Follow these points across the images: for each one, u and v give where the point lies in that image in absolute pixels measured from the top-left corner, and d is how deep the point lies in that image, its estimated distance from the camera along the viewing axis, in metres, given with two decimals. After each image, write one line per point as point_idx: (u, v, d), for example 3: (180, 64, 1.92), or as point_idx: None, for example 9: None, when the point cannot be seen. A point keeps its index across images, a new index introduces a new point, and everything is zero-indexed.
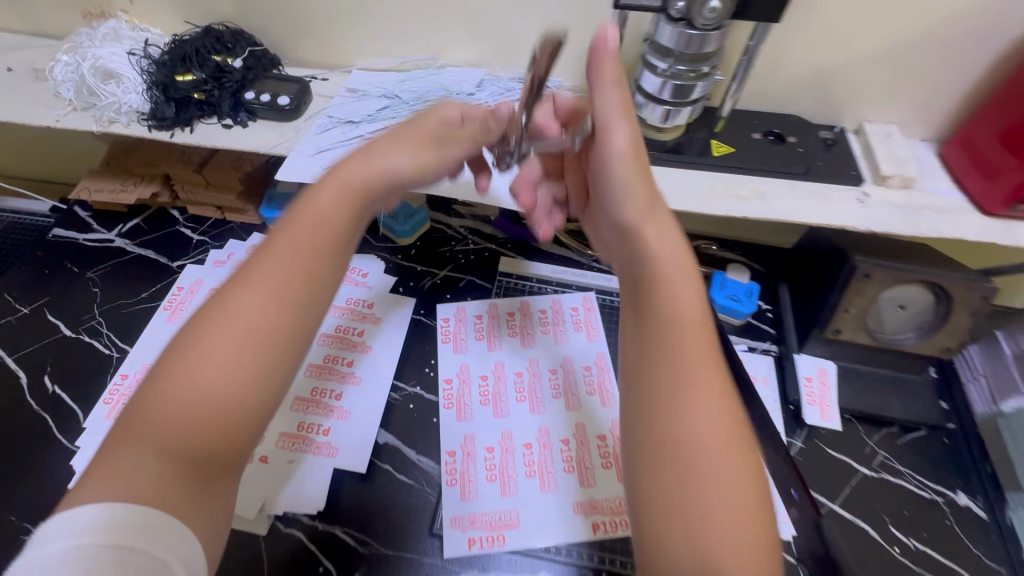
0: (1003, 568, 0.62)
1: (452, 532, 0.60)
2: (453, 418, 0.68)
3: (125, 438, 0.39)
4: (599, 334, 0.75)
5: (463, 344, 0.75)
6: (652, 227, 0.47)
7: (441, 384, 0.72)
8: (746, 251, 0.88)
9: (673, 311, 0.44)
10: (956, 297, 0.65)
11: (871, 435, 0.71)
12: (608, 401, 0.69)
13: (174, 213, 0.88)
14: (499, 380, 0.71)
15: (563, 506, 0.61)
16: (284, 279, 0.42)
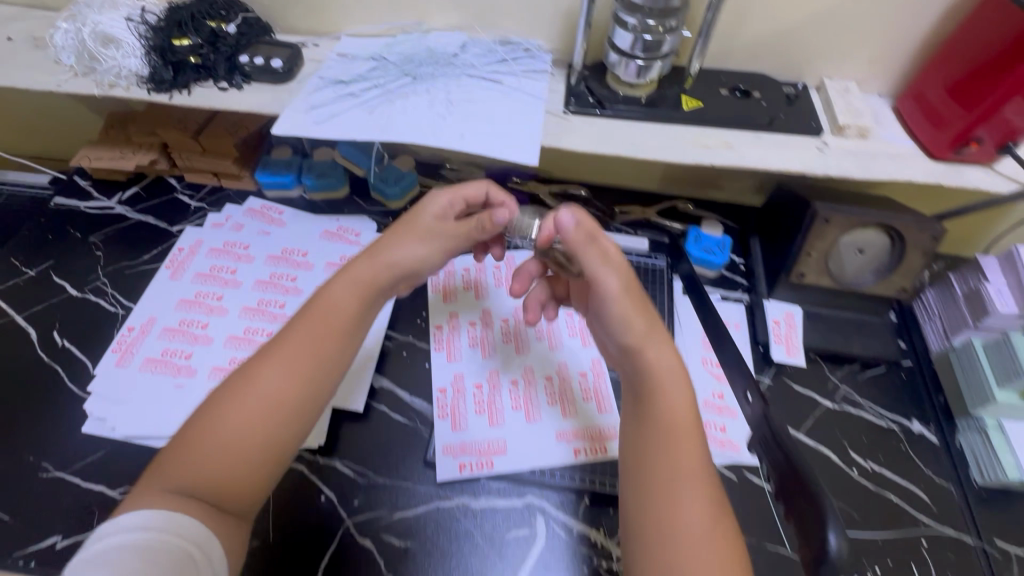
0: (950, 484, 0.68)
1: (444, 458, 0.65)
2: (445, 359, 0.74)
3: (165, 470, 0.49)
4: None
5: (453, 296, 0.80)
6: (652, 347, 0.52)
7: (432, 331, 0.77)
8: (722, 210, 0.93)
9: (665, 418, 0.50)
10: (909, 238, 0.70)
11: (834, 372, 0.76)
12: (588, 343, 0.75)
13: (172, 181, 0.91)
14: (487, 326, 0.77)
15: (547, 435, 0.67)
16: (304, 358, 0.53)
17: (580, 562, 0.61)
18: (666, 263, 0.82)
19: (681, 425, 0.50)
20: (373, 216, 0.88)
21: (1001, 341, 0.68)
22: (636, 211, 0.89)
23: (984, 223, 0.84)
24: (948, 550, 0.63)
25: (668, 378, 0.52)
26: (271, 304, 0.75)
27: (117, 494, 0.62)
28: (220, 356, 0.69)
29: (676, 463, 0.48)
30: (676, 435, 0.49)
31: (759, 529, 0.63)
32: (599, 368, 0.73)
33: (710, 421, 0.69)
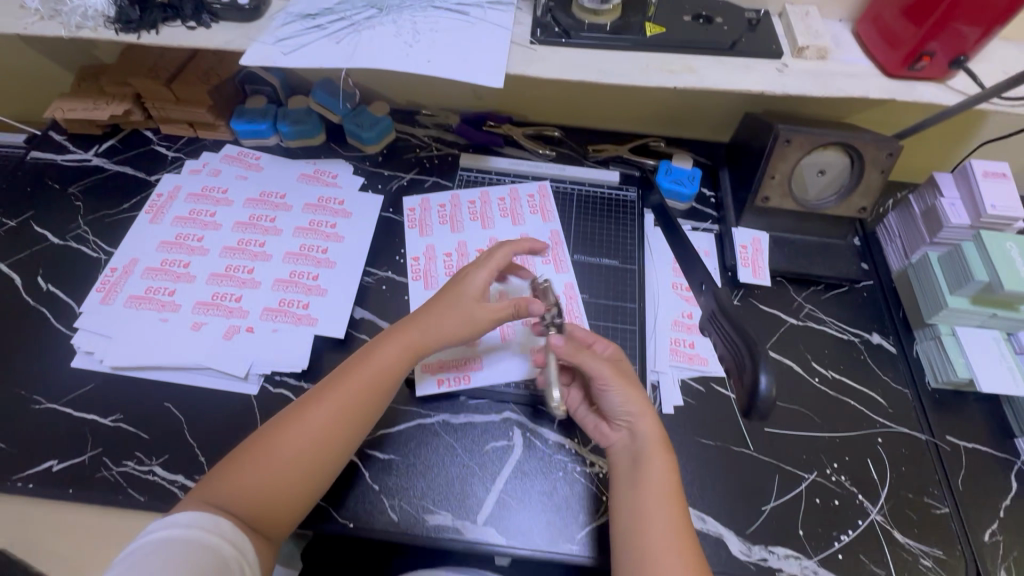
0: (906, 389, 0.72)
1: (423, 375, 0.68)
2: (421, 288, 0.76)
3: (215, 483, 0.52)
4: (553, 215, 0.82)
5: (429, 229, 0.81)
6: (645, 420, 0.59)
7: (409, 263, 0.78)
8: (694, 147, 0.94)
9: (651, 483, 0.56)
10: (867, 156, 0.72)
11: (800, 293, 0.79)
12: (561, 268, 0.77)
13: (149, 133, 0.92)
14: (463, 256, 0.78)
15: (521, 351, 0.69)
16: (351, 408, 0.57)
17: (556, 468, 0.64)
18: (635, 195, 0.86)
19: (665, 488, 0.55)
20: (351, 161, 0.90)
21: (952, 253, 0.71)
22: (609, 149, 0.91)
23: (947, 145, 0.86)
24: (902, 446, 0.67)
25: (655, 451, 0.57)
26: (251, 243, 0.77)
27: (108, 421, 0.65)
28: (203, 291, 0.72)
29: (661, 519, 0.53)
30: (664, 498, 0.55)
31: (724, 433, 0.67)
32: (572, 291, 0.75)
33: (678, 338, 0.73)
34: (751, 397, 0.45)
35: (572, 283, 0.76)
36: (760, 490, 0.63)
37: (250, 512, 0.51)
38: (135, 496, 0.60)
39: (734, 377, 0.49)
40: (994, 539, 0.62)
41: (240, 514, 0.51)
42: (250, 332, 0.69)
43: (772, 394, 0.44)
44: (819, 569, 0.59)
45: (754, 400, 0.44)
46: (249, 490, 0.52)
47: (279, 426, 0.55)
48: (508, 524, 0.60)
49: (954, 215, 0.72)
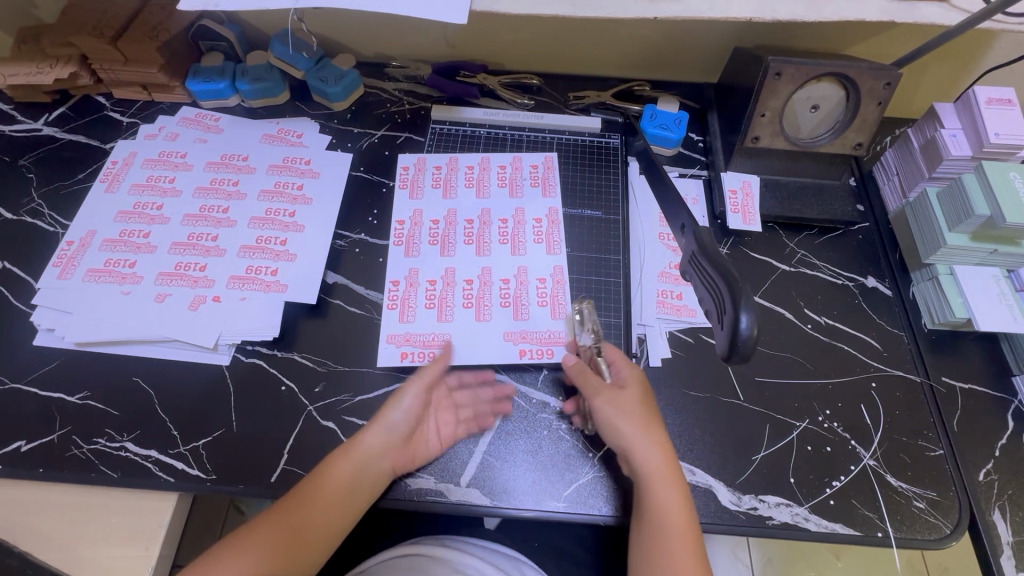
0: (903, 332, 0.69)
1: (387, 347, 0.65)
2: (401, 254, 0.72)
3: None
4: (554, 189, 0.76)
5: (419, 192, 0.77)
6: (641, 449, 0.54)
7: (392, 226, 0.74)
8: (681, 89, 0.89)
9: (663, 515, 0.52)
10: (863, 87, 0.67)
11: (792, 238, 0.76)
12: (554, 250, 0.72)
13: (101, 99, 0.86)
14: (450, 224, 0.74)
15: (493, 333, 0.66)
16: (311, 519, 0.54)
17: (541, 426, 0.62)
18: (619, 141, 0.81)
19: (679, 523, 0.52)
20: (317, 119, 0.84)
21: (952, 186, 0.67)
22: (590, 95, 0.85)
23: (948, 73, 0.81)
24: (897, 390, 0.65)
25: (665, 477, 0.53)
26: (214, 209, 0.73)
27: (76, 400, 0.62)
28: (165, 262, 0.69)
29: (677, 559, 0.50)
30: (672, 536, 0.51)
31: (714, 384, 0.65)
32: (561, 276, 0.70)
33: (666, 289, 0.70)
34: (732, 339, 0.42)
35: (563, 267, 0.70)
36: (751, 439, 0.62)
37: None
38: (108, 472, 0.59)
39: (717, 319, 0.46)
40: (989, 478, 0.61)
41: None
42: (217, 302, 0.66)
43: (756, 333, 0.41)
44: (810, 516, 0.58)
45: (736, 344, 0.42)
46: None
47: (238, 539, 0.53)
48: (495, 485, 0.59)
49: (956, 147, 0.68)
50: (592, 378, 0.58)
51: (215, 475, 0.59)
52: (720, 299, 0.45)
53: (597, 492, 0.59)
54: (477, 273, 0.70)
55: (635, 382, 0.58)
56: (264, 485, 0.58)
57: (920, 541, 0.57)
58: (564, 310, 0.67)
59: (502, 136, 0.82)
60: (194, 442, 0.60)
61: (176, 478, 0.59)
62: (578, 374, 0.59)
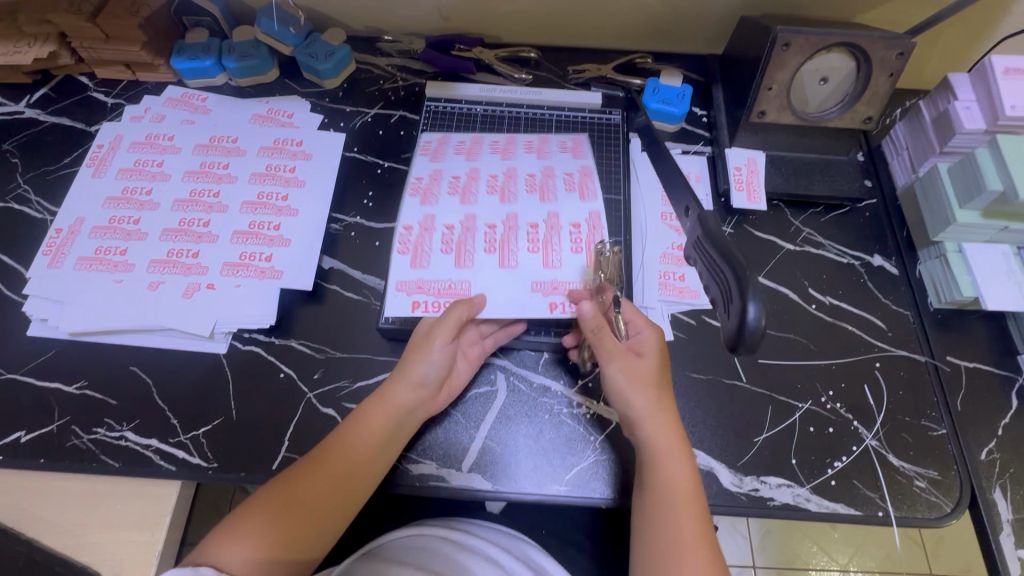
0: (909, 311, 0.68)
1: (397, 297, 0.62)
2: (418, 203, 0.68)
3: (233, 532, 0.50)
4: (585, 152, 0.73)
5: (441, 154, 0.73)
6: (653, 421, 0.53)
7: (411, 180, 0.70)
8: (685, 62, 0.85)
9: (671, 488, 0.51)
10: (874, 57, 0.64)
11: (797, 216, 0.74)
12: (587, 197, 0.69)
13: (83, 79, 0.83)
14: (473, 178, 0.70)
15: (521, 282, 0.63)
16: (353, 461, 0.53)
17: (542, 410, 0.62)
18: (620, 117, 0.78)
19: (686, 494, 0.51)
20: (308, 97, 0.81)
21: (964, 160, 0.65)
22: (590, 69, 0.82)
23: (961, 43, 0.78)
24: (901, 369, 0.65)
25: (673, 450, 0.53)
26: (204, 194, 0.71)
27: (73, 390, 0.62)
28: (157, 249, 0.67)
29: (687, 531, 0.49)
30: (684, 505, 0.51)
31: (716, 367, 0.64)
32: (596, 222, 0.67)
33: (668, 271, 0.69)
34: (738, 330, 0.41)
35: (598, 213, 0.67)
36: (753, 421, 0.62)
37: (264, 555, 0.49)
38: (109, 462, 0.59)
39: (721, 309, 0.44)
40: (991, 457, 0.61)
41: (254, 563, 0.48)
42: (211, 289, 0.65)
43: (762, 324, 0.40)
44: (811, 496, 0.58)
45: (742, 334, 0.40)
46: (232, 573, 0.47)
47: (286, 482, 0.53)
48: (496, 470, 0.59)
49: (969, 120, 0.66)
50: (608, 339, 0.56)
51: (217, 463, 0.59)
52: (726, 287, 0.43)
53: (598, 476, 0.59)
54: (502, 223, 0.67)
55: (651, 347, 0.57)
56: (266, 473, 0.59)
57: (921, 520, 0.57)
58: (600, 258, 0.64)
59: (499, 113, 0.79)
60: (194, 431, 0.60)
61: (177, 467, 0.58)
62: (596, 332, 0.57)
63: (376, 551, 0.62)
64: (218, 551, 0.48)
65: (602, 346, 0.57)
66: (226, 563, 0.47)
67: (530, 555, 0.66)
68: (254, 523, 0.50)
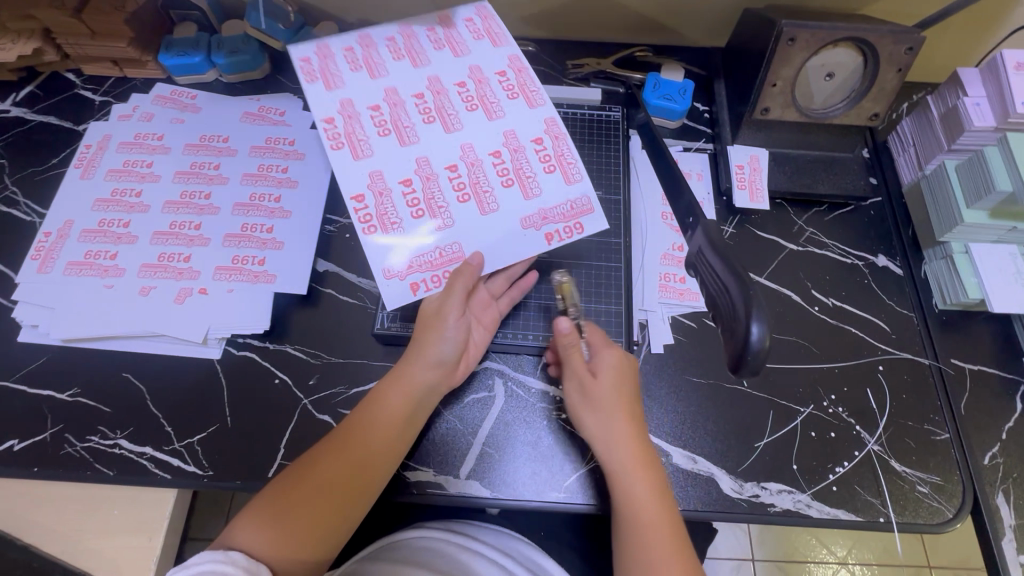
0: (913, 312, 0.67)
1: (389, 283, 0.55)
2: (349, 157, 0.55)
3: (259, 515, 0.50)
4: (505, 38, 0.61)
5: (339, 80, 0.58)
6: (602, 440, 0.55)
7: (320, 126, 0.56)
8: (686, 55, 0.83)
9: (634, 500, 0.52)
10: (882, 52, 0.62)
11: (800, 216, 0.73)
12: (535, 103, 0.59)
13: (70, 76, 0.81)
14: (395, 106, 0.58)
15: (507, 223, 0.56)
16: (374, 442, 0.53)
17: (539, 416, 0.61)
18: (620, 113, 0.76)
19: (647, 506, 0.51)
20: (301, 94, 0.80)
21: (973, 158, 0.64)
22: (589, 63, 0.80)
23: (970, 34, 0.76)
24: (904, 372, 0.64)
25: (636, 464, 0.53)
26: (195, 195, 0.70)
27: (66, 397, 0.61)
28: (148, 253, 0.66)
29: (654, 541, 0.50)
30: (646, 516, 0.51)
31: (717, 371, 0.64)
32: (557, 130, 0.59)
33: (669, 273, 0.68)
34: (741, 350, 0.39)
35: (555, 118, 0.59)
36: (754, 425, 0.61)
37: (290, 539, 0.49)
38: (104, 470, 0.58)
39: (725, 327, 0.43)
40: (994, 461, 0.60)
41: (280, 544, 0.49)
42: (204, 294, 0.64)
43: (766, 345, 0.39)
44: (812, 502, 0.58)
45: (748, 356, 0.39)
46: (258, 558, 0.48)
47: (309, 463, 0.53)
48: (493, 477, 0.58)
49: (978, 116, 0.65)
50: (575, 358, 0.57)
51: (212, 471, 0.58)
52: (728, 305, 0.42)
53: (596, 482, 0.58)
54: (460, 155, 0.57)
55: (607, 369, 0.56)
56: (262, 480, 0.58)
57: (922, 526, 0.57)
58: (577, 172, 0.58)
59: None
60: (190, 438, 0.60)
61: (172, 475, 0.58)
62: (568, 348, 0.57)
63: (389, 546, 0.63)
64: (244, 534, 0.49)
65: (570, 362, 0.58)
66: (251, 548, 0.48)
67: (517, 548, 0.66)
68: (277, 513, 0.50)
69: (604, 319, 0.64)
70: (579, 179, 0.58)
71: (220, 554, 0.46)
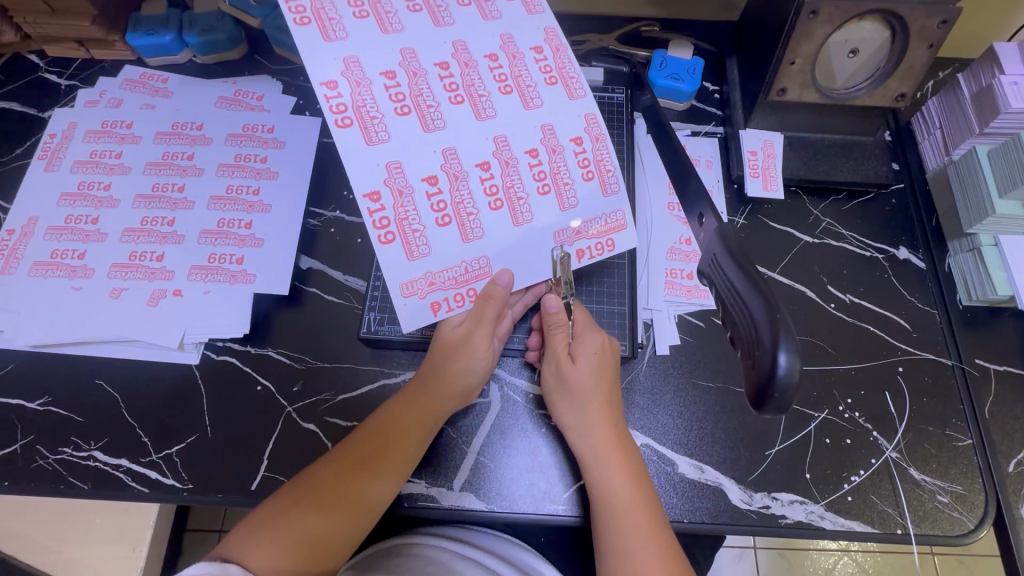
0: (936, 310, 0.63)
1: (409, 302, 0.49)
2: (361, 143, 0.47)
3: (261, 528, 0.47)
4: (541, 6, 0.53)
5: (339, 30, 0.47)
6: (575, 430, 0.53)
7: (320, 92, 0.46)
8: (695, 31, 0.77)
9: (612, 495, 0.50)
10: (912, 26, 0.56)
11: (816, 205, 0.68)
12: (575, 94, 0.53)
13: (33, 58, 0.75)
14: (416, 76, 0.49)
15: (539, 238, 0.52)
16: (385, 454, 0.51)
17: (537, 423, 0.58)
18: (624, 95, 0.70)
19: (622, 499, 0.49)
20: (280, 77, 0.74)
21: (1007, 144, 0.58)
22: (591, 39, 0.73)
23: (1006, 5, 0.69)
24: (926, 374, 0.60)
25: (611, 454, 0.51)
26: (168, 188, 0.65)
27: (36, 406, 0.58)
28: (118, 252, 0.62)
29: (630, 532, 0.48)
30: (622, 509, 0.49)
31: (726, 373, 0.60)
32: (598, 130, 0.53)
33: (675, 268, 0.63)
34: (766, 383, 0.34)
35: (597, 114, 0.53)
36: (765, 432, 0.57)
37: (295, 553, 0.46)
38: (78, 484, 0.55)
39: (745, 352, 0.37)
40: (1019, 468, 0.57)
41: (284, 559, 0.46)
42: (179, 296, 0.60)
43: (795, 379, 0.33)
44: (826, 514, 0.55)
45: (773, 389, 0.34)
46: (255, 573, 0.44)
47: (316, 475, 0.50)
48: (488, 486, 0.55)
49: (1015, 97, 0.59)
50: (558, 339, 0.55)
51: (192, 484, 0.55)
52: (751, 330, 0.36)
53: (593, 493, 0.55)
54: (492, 153, 0.51)
55: (589, 353, 0.54)
56: (244, 494, 0.55)
57: (942, 538, 0.54)
58: (615, 182, 0.53)
59: None
60: (167, 449, 0.56)
61: (150, 488, 0.55)
62: (554, 327, 0.55)
63: (379, 555, 0.60)
64: (244, 546, 0.45)
65: (551, 343, 0.56)
66: (251, 562, 0.45)
67: (519, 557, 0.62)
68: (280, 526, 0.47)
69: (606, 320, 0.60)
70: (617, 190, 0.53)
71: (217, 565, 0.42)
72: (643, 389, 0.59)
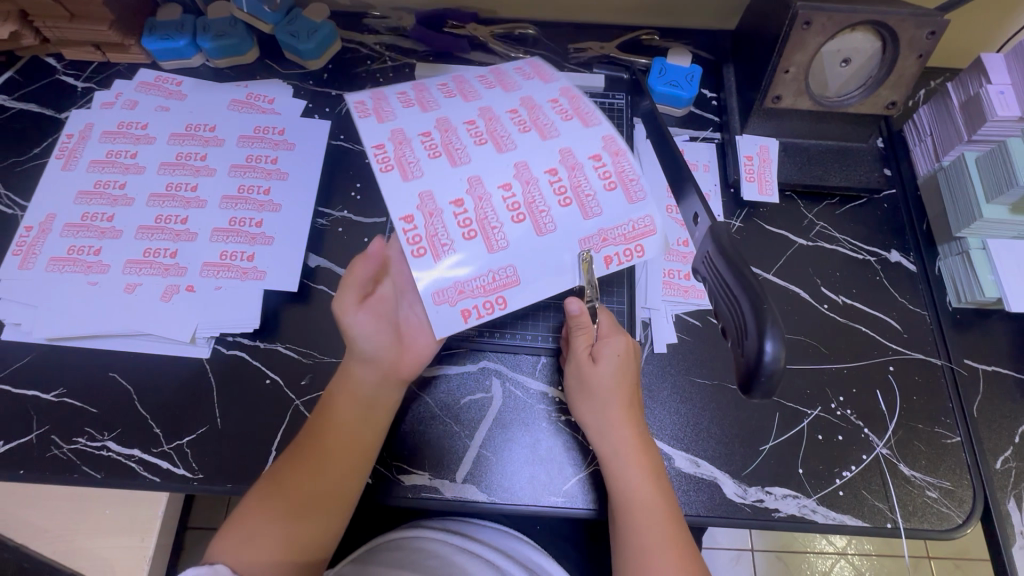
0: (926, 311, 0.65)
1: (440, 310, 0.49)
2: (397, 179, 0.50)
3: (238, 530, 0.48)
4: (556, 75, 0.59)
5: (388, 112, 0.54)
6: (596, 431, 0.54)
7: (370, 150, 0.52)
8: (693, 39, 0.79)
9: (629, 492, 0.51)
10: (902, 36, 0.58)
11: (811, 209, 0.70)
12: (592, 121, 0.54)
13: (50, 61, 0.77)
14: (447, 132, 0.53)
15: (566, 246, 0.50)
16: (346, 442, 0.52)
17: (538, 416, 0.60)
18: (625, 101, 0.72)
19: (641, 498, 0.51)
20: (291, 80, 0.76)
21: (995, 151, 0.60)
22: (592, 47, 0.77)
23: (996, 17, 0.72)
24: (915, 373, 0.62)
25: (632, 455, 0.52)
26: (181, 187, 0.67)
27: (51, 397, 0.60)
28: (133, 249, 0.64)
29: (646, 529, 0.49)
30: (639, 506, 0.51)
31: (723, 369, 0.62)
32: (617, 146, 0.53)
33: (673, 269, 0.65)
34: (753, 369, 0.36)
35: (614, 135, 0.54)
36: (758, 429, 0.59)
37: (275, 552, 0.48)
38: (91, 473, 0.57)
39: (734, 342, 0.39)
40: (1006, 466, 0.59)
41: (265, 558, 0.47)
42: (191, 292, 0.62)
43: (781, 366, 0.35)
44: (818, 508, 0.56)
45: (759, 375, 0.35)
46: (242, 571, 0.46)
47: (282, 473, 0.51)
48: (487, 479, 0.57)
49: (1002, 106, 0.61)
50: (581, 340, 0.57)
51: (202, 474, 0.57)
52: (739, 320, 0.38)
53: (590, 488, 0.57)
54: (514, 173, 0.52)
55: (611, 354, 0.55)
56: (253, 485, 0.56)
57: (930, 532, 0.56)
58: (640, 190, 0.51)
59: None
60: (178, 441, 0.58)
61: (161, 478, 0.56)
62: (579, 327, 0.57)
63: (380, 549, 0.61)
64: (225, 549, 0.47)
65: (574, 347, 0.57)
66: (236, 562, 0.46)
67: (519, 550, 0.64)
68: (255, 526, 0.48)
69: None
70: (642, 198, 0.51)
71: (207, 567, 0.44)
72: (642, 386, 0.61)
